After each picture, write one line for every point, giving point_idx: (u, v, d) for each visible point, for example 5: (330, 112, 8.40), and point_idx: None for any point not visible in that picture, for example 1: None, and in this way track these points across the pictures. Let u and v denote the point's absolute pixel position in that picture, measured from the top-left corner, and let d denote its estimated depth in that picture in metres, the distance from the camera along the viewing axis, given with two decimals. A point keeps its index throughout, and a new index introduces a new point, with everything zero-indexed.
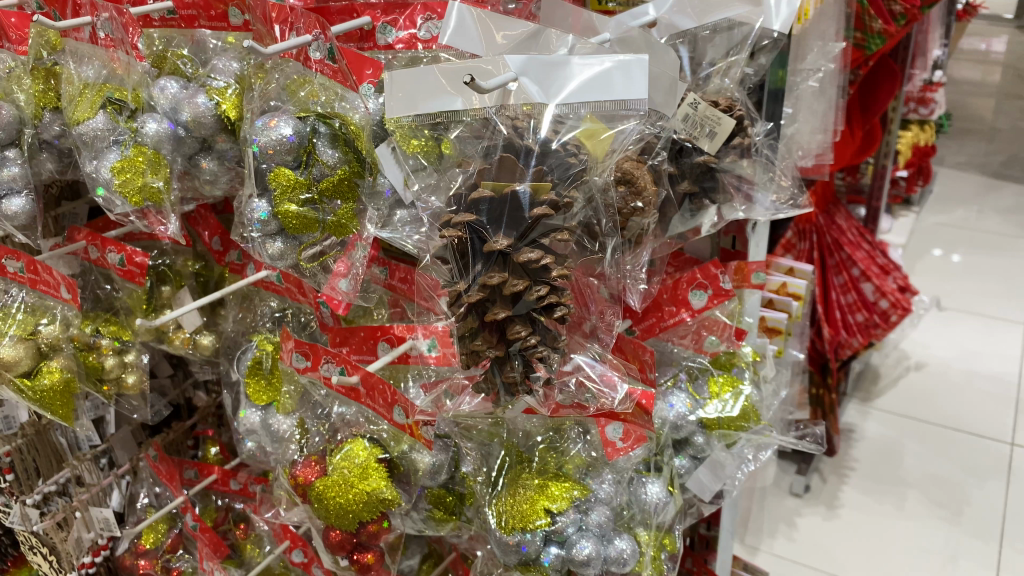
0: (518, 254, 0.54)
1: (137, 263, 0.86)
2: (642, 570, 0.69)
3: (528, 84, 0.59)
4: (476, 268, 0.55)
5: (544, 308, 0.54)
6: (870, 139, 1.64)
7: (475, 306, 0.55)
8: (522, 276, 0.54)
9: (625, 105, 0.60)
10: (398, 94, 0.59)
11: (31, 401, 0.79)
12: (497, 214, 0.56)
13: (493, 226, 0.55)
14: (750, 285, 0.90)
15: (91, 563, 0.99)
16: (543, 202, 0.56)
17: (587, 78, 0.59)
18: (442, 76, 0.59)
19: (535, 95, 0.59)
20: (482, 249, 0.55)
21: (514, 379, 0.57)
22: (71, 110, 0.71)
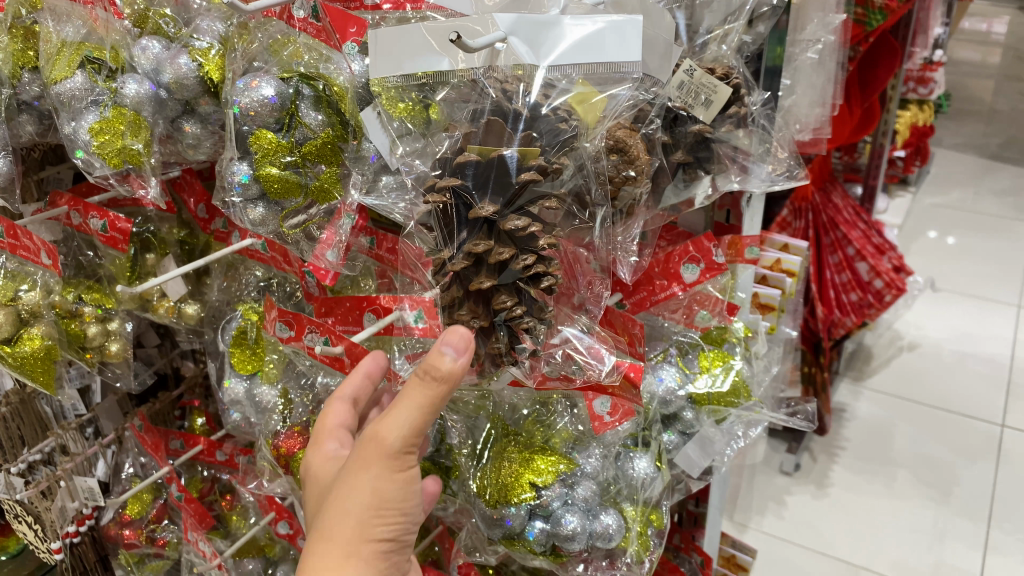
0: (504, 222, 0.53)
1: (120, 229, 0.83)
2: (628, 546, 0.68)
3: (518, 43, 0.56)
4: (461, 236, 0.54)
5: (531, 278, 0.53)
6: (868, 117, 1.62)
7: (461, 275, 0.54)
8: (509, 243, 0.53)
9: (618, 68, 0.57)
10: (385, 54, 0.58)
11: (12, 367, 0.78)
12: (482, 176, 0.54)
13: (478, 188, 0.54)
14: (743, 259, 0.88)
15: (76, 532, 0.99)
16: (531, 168, 0.55)
17: (579, 37, 0.57)
18: (430, 32, 0.57)
19: (525, 55, 0.57)
20: (465, 220, 0.54)
21: (500, 351, 0.55)
22: (49, 70, 0.69)
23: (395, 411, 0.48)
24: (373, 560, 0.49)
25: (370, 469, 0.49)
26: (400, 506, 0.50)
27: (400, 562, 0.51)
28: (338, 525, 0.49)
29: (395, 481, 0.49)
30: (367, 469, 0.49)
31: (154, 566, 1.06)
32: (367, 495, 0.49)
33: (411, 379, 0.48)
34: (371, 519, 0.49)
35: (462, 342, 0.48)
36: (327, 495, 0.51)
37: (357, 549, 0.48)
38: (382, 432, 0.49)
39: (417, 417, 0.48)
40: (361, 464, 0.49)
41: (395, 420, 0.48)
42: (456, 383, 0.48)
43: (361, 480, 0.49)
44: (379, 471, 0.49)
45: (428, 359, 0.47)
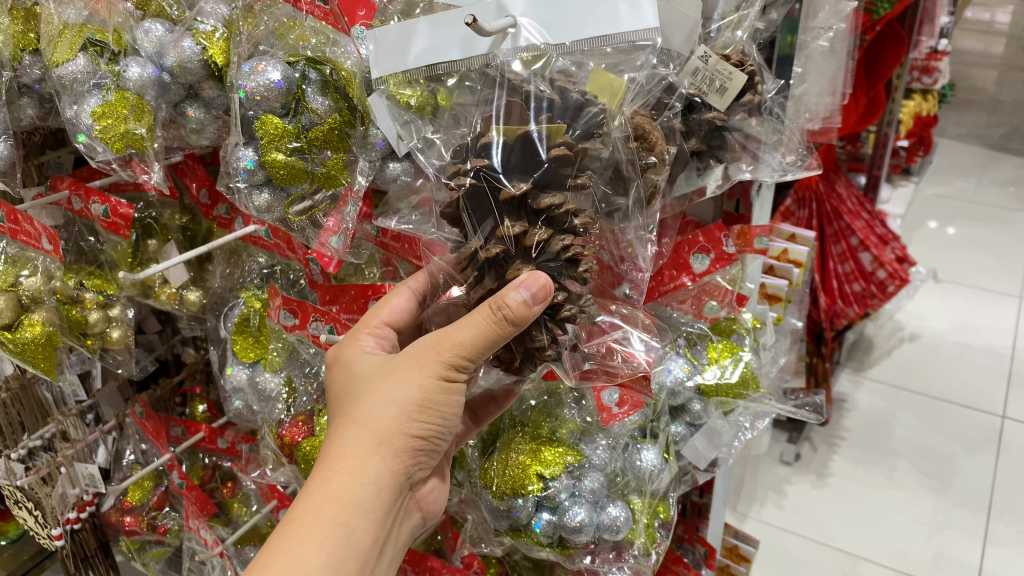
0: (538, 200, 0.53)
1: (121, 214, 0.82)
2: (635, 538, 0.68)
3: (529, 27, 0.56)
4: (490, 219, 0.54)
5: (569, 261, 0.54)
6: (874, 106, 1.60)
7: (496, 265, 0.54)
8: (543, 225, 0.53)
9: (635, 38, 0.55)
10: (394, 46, 0.58)
11: (13, 353, 0.76)
12: (509, 157, 0.54)
13: (505, 169, 0.53)
14: (752, 249, 0.86)
15: (77, 518, 0.98)
16: (558, 143, 0.54)
17: (592, 11, 0.55)
18: (440, 17, 0.56)
19: (538, 38, 0.56)
20: (496, 206, 0.53)
21: (539, 343, 0.56)
22: (51, 52, 0.68)
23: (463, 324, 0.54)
24: (403, 454, 0.55)
25: (424, 372, 0.55)
26: (441, 412, 0.56)
27: (424, 462, 0.58)
28: (381, 412, 0.55)
29: (443, 387, 0.56)
30: (418, 372, 0.55)
31: (154, 552, 1.06)
32: (414, 396, 0.55)
33: (481, 306, 0.52)
34: (411, 418, 0.55)
35: (540, 288, 0.51)
36: (373, 384, 0.57)
37: (391, 440, 0.54)
38: (444, 345, 0.55)
39: (484, 341, 0.53)
40: (415, 366, 0.56)
41: (459, 336, 0.54)
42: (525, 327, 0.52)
43: (410, 382, 0.55)
44: (430, 377, 0.55)
45: (503, 298, 0.51)
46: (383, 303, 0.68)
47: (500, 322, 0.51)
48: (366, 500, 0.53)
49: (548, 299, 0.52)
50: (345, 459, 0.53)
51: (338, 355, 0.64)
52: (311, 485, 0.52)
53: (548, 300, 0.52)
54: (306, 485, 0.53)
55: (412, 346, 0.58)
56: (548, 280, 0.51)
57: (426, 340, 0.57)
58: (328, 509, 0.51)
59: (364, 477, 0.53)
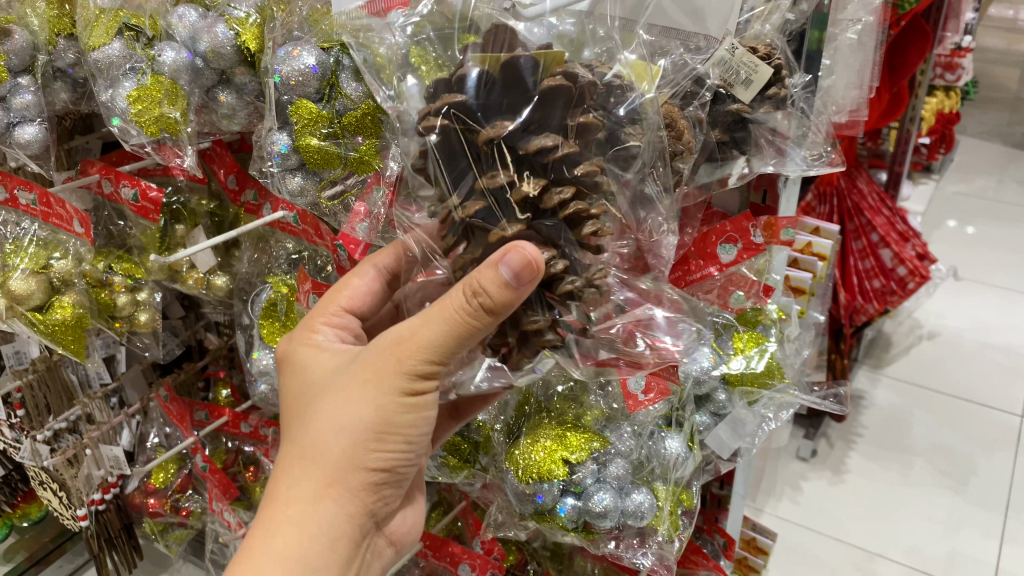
0: (527, 143, 0.50)
1: (151, 199, 0.82)
2: (659, 525, 0.69)
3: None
4: (470, 166, 0.51)
5: (569, 220, 0.51)
6: (897, 101, 1.59)
7: (479, 226, 0.50)
8: (535, 175, 0.50)
9: None
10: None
11: (43, 335, 0.77)
12: (482, 92, 0.51)
13: (481, 103, 0.51)
14: (779, 242, 0.85)
15: (101, 500, 0.99)
16: (556, 74, 0.51)
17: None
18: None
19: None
20: (477, 152, 0.50)
21: (538, 323, 0.53)
22: (86, 36, 0.69)
23: (418, 336, 0.52)
24: (359, 484, 0.56)
25: (380, 393, 0.54)
26: (400, 433, 0.56)
27: (388, 483, 0.58)
28: (333, 444, 0.55)
29: (400, 406, 0.54)
30: (375, 387, 0.54)
31: (177, 535, 1.08)
32: (369, 422, 0.55)
33: (455, 295, 0.49)
34: (366, 446, 0.55)
35: (525, 266, 0.46)
36: (327, 399, 0.57)
37: (342, 475, 0.55)
38: (405, 353, 0.53)
39: (456, 336, 0.50)
40: (374, 380, 0.55)
41: (422, 343, 0.52)
42: (503, 313, 0.48)
43: (367, 400, 0.55)
44: (390, 391, 0.54)
45: (477, 277, 0.47)
46: (344, 284, 0.67)
47: (473, 315, 0.48)
48: (317, 545, 0.55)
49: (535, 277, 0.47)
50: (295, 501, 0.55)
51: (297, 351, 0.63)
52: (264, 530, 0.55)
53: (533, 279, 0.47)
54: (257, 528, 0.55)
55: (368, 350, 0.56)
56: (533, 256, 0.46)
57: (384, 342, 0.55)
58: (272, 563, 0.53)
59: (320, 523, 0.55)
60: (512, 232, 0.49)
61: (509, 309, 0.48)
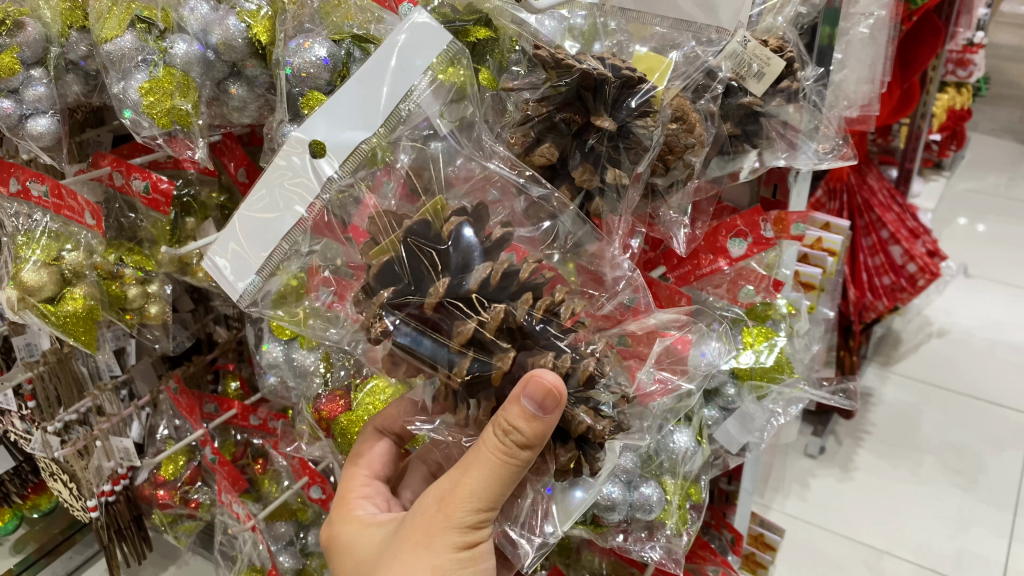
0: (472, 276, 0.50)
1: (162, 191, 0.83)
2: (667, 518, 0.70)
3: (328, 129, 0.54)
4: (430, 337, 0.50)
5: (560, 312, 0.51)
6: (909, 97, 1.58)
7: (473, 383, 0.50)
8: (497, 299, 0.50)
9: None
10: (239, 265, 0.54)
11: (54, 326, 0.78)
12: (405, 271, 0.51)
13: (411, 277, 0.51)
14: (789, 236, 0.88)
15: (112, 491, 0.99)
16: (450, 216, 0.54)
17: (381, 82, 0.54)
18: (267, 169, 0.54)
19: (357, 136, 0.54)
20: (433, 324, 0.50)
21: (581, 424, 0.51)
22: (98, 28, 0.69)
23: (464, 487, 0.52)
24: None
25: (434, 550, 0.53)
26: None
27: None
28: None
29: (456, 558, 0.53)
30: (424, 547, 0.53)
31: (186, 526, 1.08)
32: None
33: (489, 437, 0.50)
34: None
35: (546, 395, 0.47)
36: (380, 572, 0.55)
37: None
38: (450, 508, 0.53)
39: (500, 476, 0.51)
40: (422, 540, 0.53)
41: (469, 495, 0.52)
42: (539, 444, 0.49)
43: (417, 561, 0.53)
44: (442, 549, 0.53)
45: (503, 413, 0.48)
46: (360, 454, 0.70)
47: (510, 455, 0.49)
48: None
49: (560, 403, 0.47)
50: None
51: (343, 534, 0.64)
52: None
53: (560, 405, 0.48)
54: None
55: (413, 514, 0.56)
56: (553, 382, 0.47)
57: (428, 505, 0.55)
58: None
59: None
60: (510, 362, 0.49)
61: (543, 440, 0.49)
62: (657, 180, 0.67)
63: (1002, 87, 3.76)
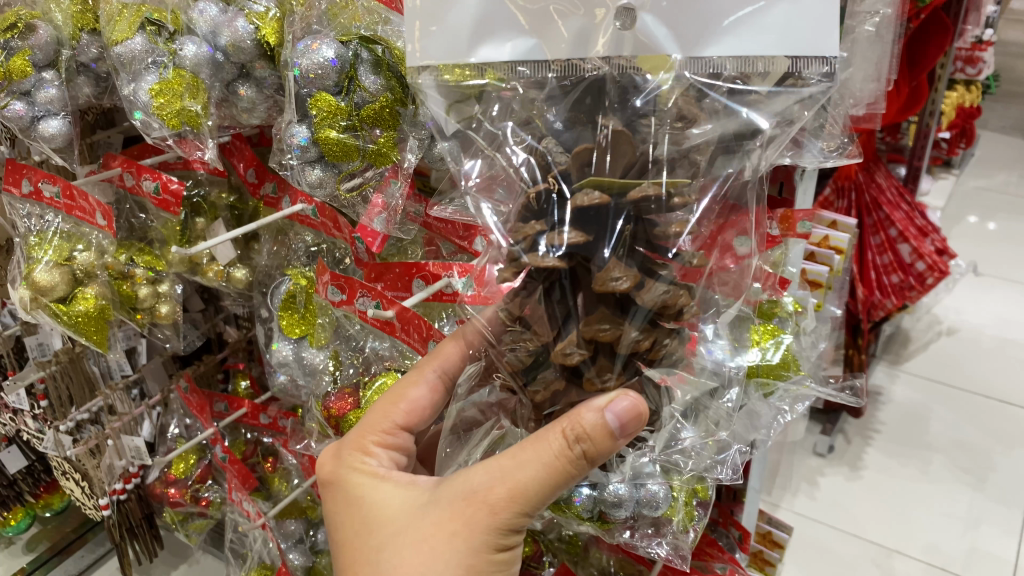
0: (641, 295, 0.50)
1: (172, 191, 0.83)
2: (674, 514, 0.72)
3: (653, 24, 0.53)
4: (578, 300, 0.50)
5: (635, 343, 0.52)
6: (916, 95, 1.57)
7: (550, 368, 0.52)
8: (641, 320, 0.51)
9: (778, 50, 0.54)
10: (453, 38, 0.53)
11: (66, 325, 0.79)
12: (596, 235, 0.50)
13: (604, 237, 0.49)
14: (795, 233, 0.88)
15: (123, 489, 1.00)
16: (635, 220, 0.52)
17: (739, 13, 0.52)
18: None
19: (666, 46, 0.53)
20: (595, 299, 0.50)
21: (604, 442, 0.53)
22: (109, 31, 0.70)
23: (516, 481, 0.52)
24: None
25: (472, 541, 0.53)
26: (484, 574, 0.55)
27: None
28: None
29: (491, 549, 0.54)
30: (462, 539, 0.53)
31: (197, 525, 1.08)
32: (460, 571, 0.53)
33: (555, 439, 0.50)
34: None
35: (632, 417, 0.49)
36: (410, 547, 0.55)
37: None
38: (496, 504, 0.53)
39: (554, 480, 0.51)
40: (461, 529, 0.53)
41: (517, 492, 0.52)
42: (601, 459, 0.51)
43: (453, 552, 0.53)
44: (481, 543, 0.53)
45: (583, 420, 0.49)
46: (400, 394, 0.66)
47: (576, 463, 0.50)
48: None
49: (639, 425, 0.50)
50: None
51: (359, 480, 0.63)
52: None
53: (637, 425, 0.50)
54: None
55: (449, 495, 0.55)
56: (642, 407, 0.49)
57: (469, 489, 0.54)
58: None
59: None
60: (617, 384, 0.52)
61: (606, 455, 0.51)
62: None
63: (1012, 85, 3.75)
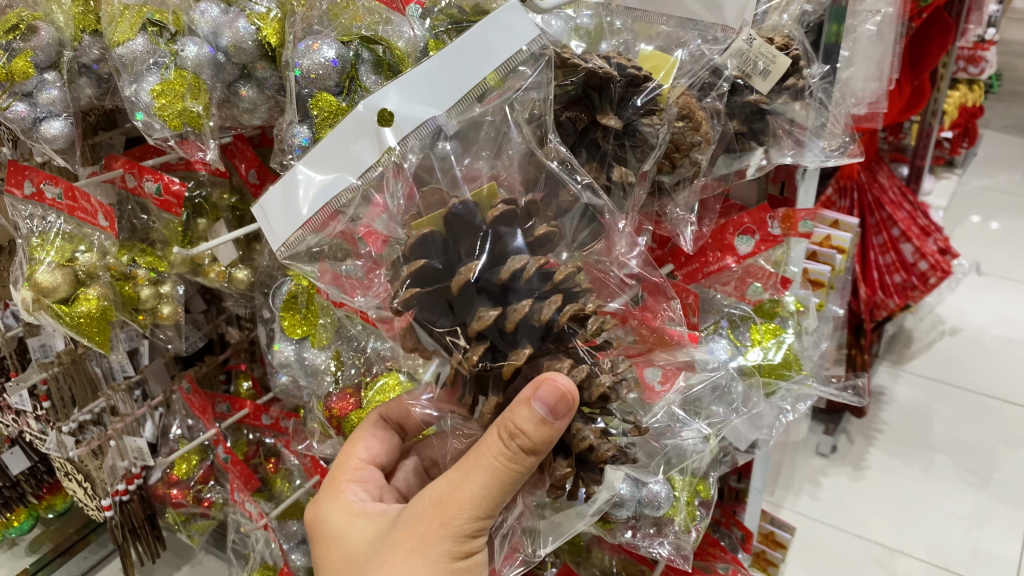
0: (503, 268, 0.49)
1: (174, 192, 0.84)
2: (675, 514, 0.72)
3: (398, 100, 0.53)
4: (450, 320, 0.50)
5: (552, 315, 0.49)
6: (919, 95, 1.56)
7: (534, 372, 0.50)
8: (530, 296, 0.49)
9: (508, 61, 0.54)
10: (282, 212, 0.54)
11: (69, 326, 0.79)
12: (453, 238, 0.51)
13: (458, 237, 0.51)
14: (797, 234, 0.87)
15: (125, 490, 1.00)
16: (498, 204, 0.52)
17: (461, 63, 0.53)
18: (339, 127, 0.53)
19: (424, 111, 0.54)
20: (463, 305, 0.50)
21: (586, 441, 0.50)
22: (110, 32, 0.70)
23: (466, 489, 0.52)
24: None
25: (430, 551, 0.52)
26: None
27: None
28: None
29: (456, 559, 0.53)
30: (423, 552, 0.52)
31: (199, 525, 1.09)
32: None
33: (492, 439, 0.50)
34: None
35: (559, 399, 0.47)
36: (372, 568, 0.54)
37: None
38: (449, 514, 0.52)
39: (502, 481, 0.50)
40: (418, 544, 0.53)
41: (467, 500, 0.52)
42: (544, 450, 0.49)
43: (412, 566, 0.52)
44: (440, 554, 0.52)
45: (516, 418, 0.48)
46: (356, 440, 0.70)
47: (515, 461, 0.49)
48: None
49: (571, 407, 0.47)
50: None
51: (332, 518, 0.63)
52: None
53: (571, 408, 0.47)
54: None
55: (408, 514, 0.55)
56: (566, 387, 0.47)
57: (424, 506, 0.54)
58: None
59: None
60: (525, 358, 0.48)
61: (549, 445, 0.49)
62: (664, 178, 0.68)
63: (1014, 84, 3.75)
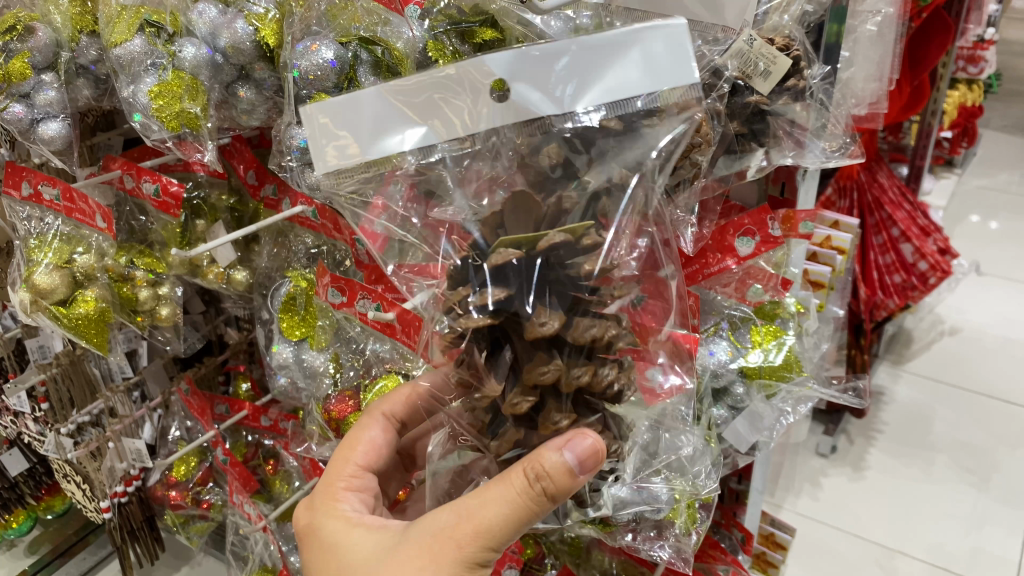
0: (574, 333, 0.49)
1: (172, 194, 0.83)
2: (676, 518, 0.72)
3: (527, 90, 0.51)
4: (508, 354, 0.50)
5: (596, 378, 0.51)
6: (918, 95, 1.56)
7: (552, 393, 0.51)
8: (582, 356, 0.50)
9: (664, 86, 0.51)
10: (347, 127, 0.54)
11: (66, 328, 0.79)
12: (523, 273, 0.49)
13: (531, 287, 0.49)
14: (797, 234, 0.86)
15: (124, 492, 1.00)
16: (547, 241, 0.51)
17: (602, 61, 0.50)
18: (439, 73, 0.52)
19: (543, 105, 0.52)
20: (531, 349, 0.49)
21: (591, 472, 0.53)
22: (108, 33, 0.70)
23: (480, 517, 0.51)
24: None
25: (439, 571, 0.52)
26: None
27: None
28: None
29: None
30: (428, 575, 0.52)
31: (199, 527, 1.08)
32: None
33: (516, 474, 0.51)
34: None
35: (590, 454, 0.50)
36: None
37: None
38: (462, 538, 0.52)
39: (517, 517, 0.51)
40: (428, 564, 0.52)
41: (481, 528, 0.51)
42: (562, 497, 0.51)
43: None
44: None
45: (544, 460, 0.50)
46: (356, 439, 0.69)
47: (537, 500, 0.50)
48: None
49: (596, 463, 0.50)
50: None
51: (328, 526, 0.62)
52: None
53: (596, 464, 0.50)
54: None
55: (417, 534, 0.54)
56: (599, 444, 0.50)
57: (434, 527, 0.54)
58: None
59: None
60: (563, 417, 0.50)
61: (567, 495, 0.51)
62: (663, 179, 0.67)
63: (1014, 84, 3.74)
